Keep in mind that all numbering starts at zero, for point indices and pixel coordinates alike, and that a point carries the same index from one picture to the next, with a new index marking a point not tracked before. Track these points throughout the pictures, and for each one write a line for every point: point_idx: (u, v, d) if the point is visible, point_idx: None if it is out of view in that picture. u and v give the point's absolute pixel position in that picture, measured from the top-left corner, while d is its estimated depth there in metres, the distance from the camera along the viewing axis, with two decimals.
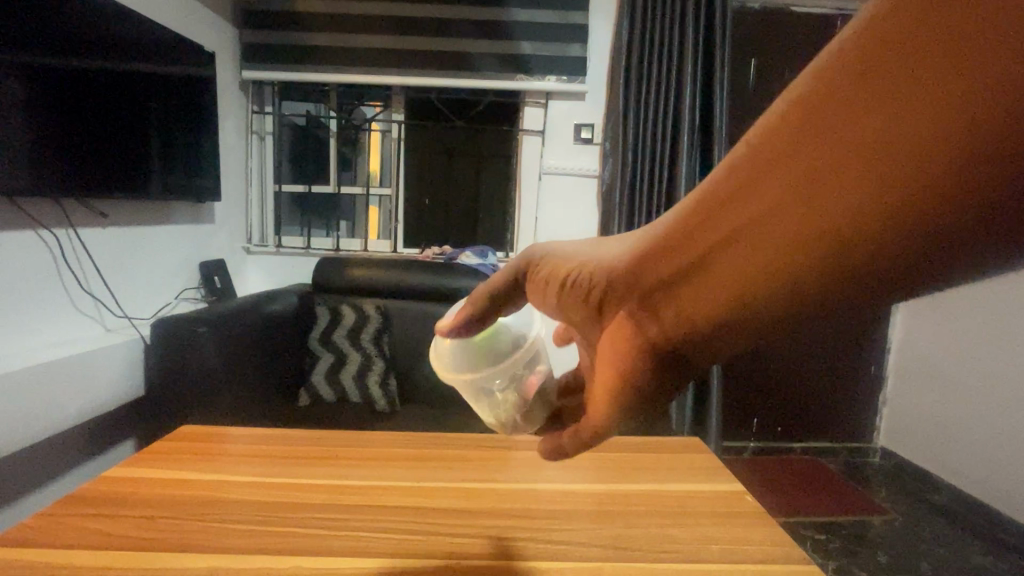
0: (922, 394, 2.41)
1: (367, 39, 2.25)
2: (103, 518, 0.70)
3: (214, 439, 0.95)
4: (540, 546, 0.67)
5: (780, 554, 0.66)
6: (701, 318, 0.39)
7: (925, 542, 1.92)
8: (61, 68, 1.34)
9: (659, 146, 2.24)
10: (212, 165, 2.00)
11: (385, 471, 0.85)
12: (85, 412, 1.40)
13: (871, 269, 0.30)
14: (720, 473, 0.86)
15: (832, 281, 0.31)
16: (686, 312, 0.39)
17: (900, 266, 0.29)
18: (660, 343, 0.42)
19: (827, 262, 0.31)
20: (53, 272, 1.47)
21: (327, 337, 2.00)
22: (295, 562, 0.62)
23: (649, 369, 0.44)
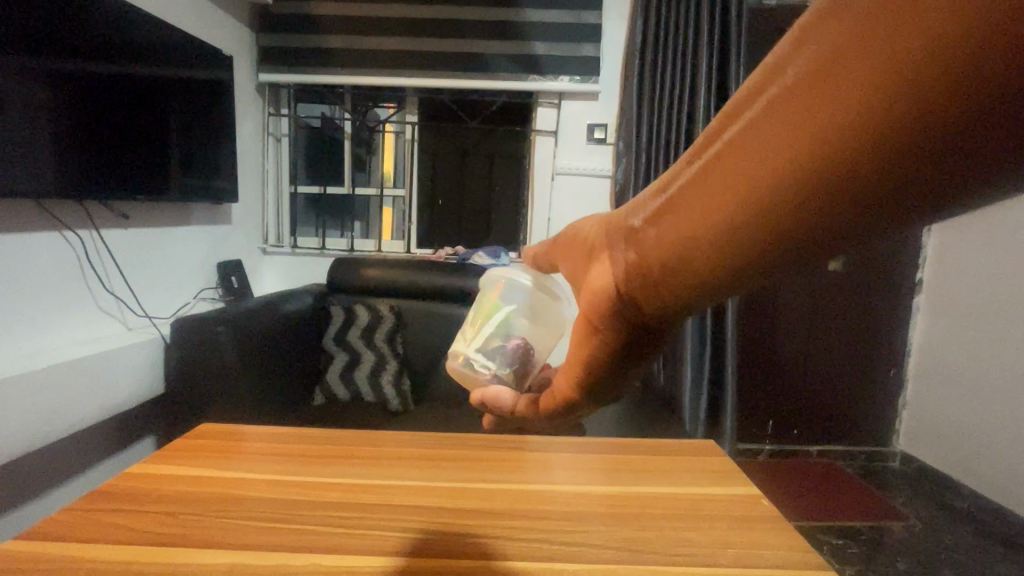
0: (943, 398, 2.36)
1: (382, 41, 2.27)
2: (126, 514, 0.72)
3: (232, 437, 0.96)
4: (554, 547, 0.67)
5: (799, 560, 0.65)
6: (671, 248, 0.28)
7: (946, 549, 1.88)
8: (85, 73, 1.38)
9: (673, 146, 2.22)
10: (230, 167, 2.03)
11: (400, 470, 0.86)
12: (106, 409, 1.43)
13: (879, 164, 0.19)
14: (736, 478, 0.86)
15: (819, 198, 0.22)
16: (645, 255, 0.31)
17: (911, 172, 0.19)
18: (619, 288, 0.34)
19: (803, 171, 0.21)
20: (77, 272, 1.50)
21: (342, 337, 2.02)
22: (313, 560, 0.63)
23: (624, 314, 0.34)
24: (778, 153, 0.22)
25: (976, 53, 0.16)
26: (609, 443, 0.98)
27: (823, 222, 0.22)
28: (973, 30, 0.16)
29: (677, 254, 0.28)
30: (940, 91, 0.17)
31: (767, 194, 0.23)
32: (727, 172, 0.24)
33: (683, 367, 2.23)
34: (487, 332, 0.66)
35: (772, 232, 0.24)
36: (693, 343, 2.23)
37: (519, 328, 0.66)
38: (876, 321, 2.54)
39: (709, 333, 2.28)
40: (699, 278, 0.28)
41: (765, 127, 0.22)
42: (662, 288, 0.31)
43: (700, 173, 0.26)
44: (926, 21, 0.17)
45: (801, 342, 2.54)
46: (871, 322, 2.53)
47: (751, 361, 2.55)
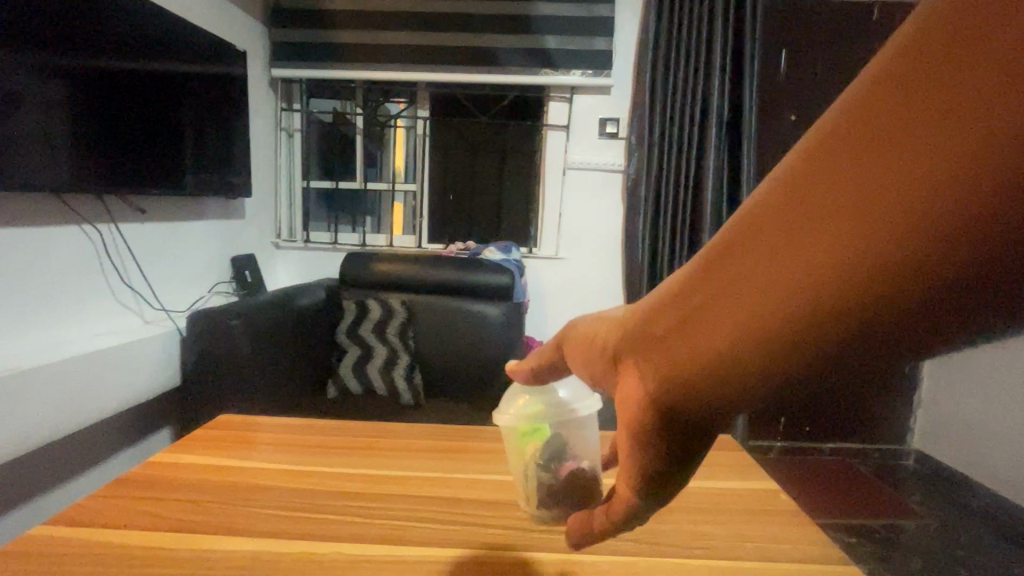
0: (960, 396, 2.33)
1: (393, 36, 2.27)
2: (149, 501, 0.73)
3: (250, 428, 0.97)
4: (573, 539, 0.67)
5: (819, 555, 0.65)
6: (715, 354, 0.30)
7: (961, 548, 1.86)
8: (102, 70, 1.40)
9: (686, 140, 2.20)
10: (244, 162, 2.05)
11: (417, 462, 0.86)
12: (124, 401, 1.46)
13: (918, 274, 0.23)
14: (754, 472, 0.85)
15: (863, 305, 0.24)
16: (683, 361, 0.31)
17: (948, 282, 0.22)
18: (654, 394, 0.33)
19: (847, 281, 0.24)
20: (96, 266, 1.52)
21: (354, 331, 2.01)
22: (333, 548, 0.64)
23: (662, 420, 0.33)
24: (823, 265, 0.25)
25: (1001, 179, 0.20)
26: None
27: (866, 325, 0.25)
28: (993, 158, 0.20)
29: (722, 357, 0.29)
30: (968, 212, 0.21)
31: (815, 300, 0.25)
32: (771, 282, 0.27)
33: None
34: (534, 467, 0.54)
35: (821, 336, 0.26)
36: None
37: (566, 451, 0.54)
38: None
39: None
40: (741, 380, 0.29)
41: (802, 246, 0.26)
42: (701, 391, 0.31)
43: (739, 284, 0.28)
44: (944, 156, 0.22)
45: None
46: None
47: None
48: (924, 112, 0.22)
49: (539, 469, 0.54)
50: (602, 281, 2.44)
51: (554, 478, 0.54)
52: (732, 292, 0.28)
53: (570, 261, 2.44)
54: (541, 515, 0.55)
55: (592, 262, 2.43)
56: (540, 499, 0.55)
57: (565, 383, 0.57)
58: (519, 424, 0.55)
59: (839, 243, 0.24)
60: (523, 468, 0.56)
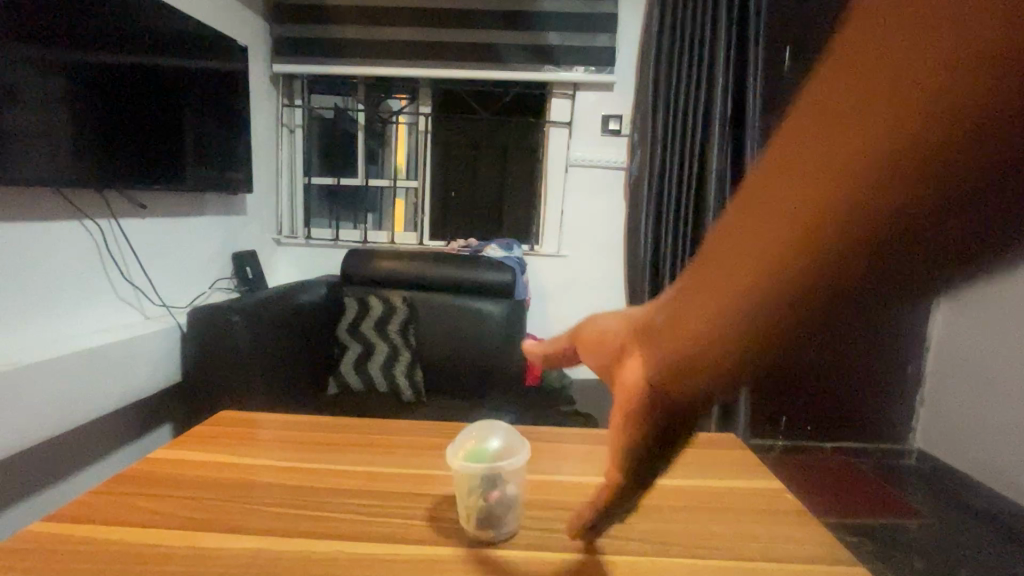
0: (961, 396, 2.32)
1: (395, 32, 2.26)
2: (149, 497, 0.72)
3: (251, 425, 0.97)
4: (576, 538, 0.66)
5: (825, 555, 0.64)
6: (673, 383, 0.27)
7: (963, 548, 1.85)
8: (103, 65, 1.39)
9: (689, 137, 2.19)
10: (245, 158, 2.04)
11: (419, 459, 0.85)
12: (123, 397, 1.45)
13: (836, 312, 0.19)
14: (759, 471, 0.84)
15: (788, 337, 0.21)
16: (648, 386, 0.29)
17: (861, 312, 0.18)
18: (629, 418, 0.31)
19: (766, 315, 0.21)
20: (96, 261, 1.52)
21: (355, 328, 2.01)
22: (335, 546, 0.63)
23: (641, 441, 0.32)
24: (735, 297, 0.21)
25: (921, 200, 0.15)
26: None
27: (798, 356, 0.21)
28: (908, 174, 0.15)
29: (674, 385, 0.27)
30: (876, 235, 0.16)
31: (733, 331, 0.22)
32: (692, 319, 0.24)
33: None
34: (472, 498, 0.65)
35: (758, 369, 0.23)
36: None
37: (501, 485, 0.66)
38: None
39: None
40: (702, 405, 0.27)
41: (711, 282, 0.22)
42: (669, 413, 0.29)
43: (674, 316, 0.25)
44: (852, 169, 0.16)
45: None
46: None
47: None
48: (819, 118, 0.17)
49: (477, 494, 0.65)
50: (604, 278, 2.43)
51: (493, 500, 0.65)
52: (671, 322, 0.26)
53: (572, 258, 2.43)
54: (483, 536, 0.65)
55: (594, 259, 2.42)
56: (482, 519, 0.65)
57: (500, 428, 0.69)
58: (463, 459, 0.65)
59: (743, 277, 0.21)
60: (466, 500, 0.66)
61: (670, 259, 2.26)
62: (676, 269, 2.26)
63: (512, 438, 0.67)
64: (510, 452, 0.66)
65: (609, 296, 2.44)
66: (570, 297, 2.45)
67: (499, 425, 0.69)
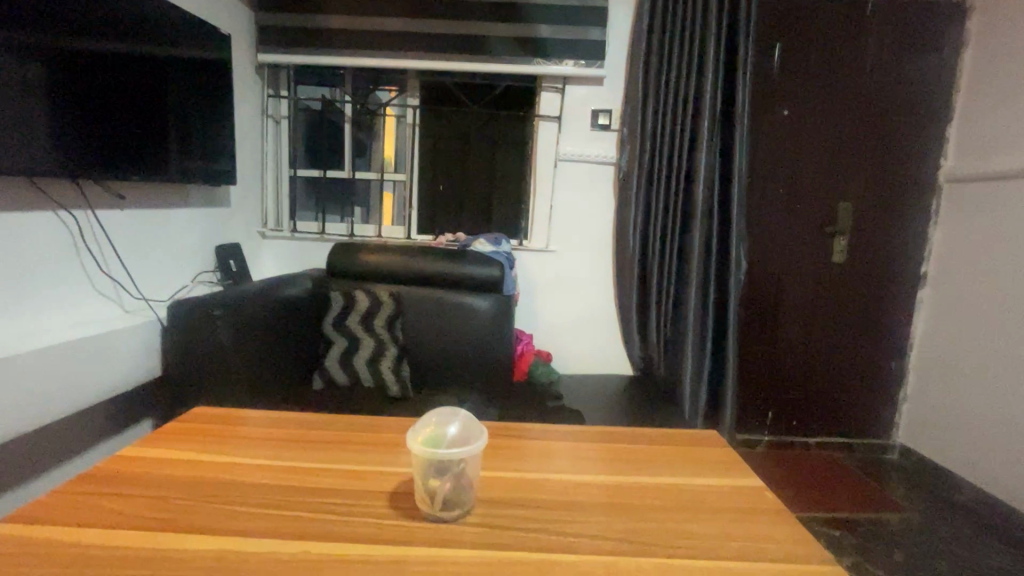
0: (944, 391, 2.34)
1: (382, 22, 2.22)
2: (117, 497, 0.71)
3: (228, 421, 0.95)
4: (552, 537, 0.66)
5: (801, 554, 0.64)
6: None
7: (943, 542, 1.88)
8: (81, 50, 1.34)
9: (678, 133, 2.18)
10: (229, 149, 2.00)
11: (398, 457, 0.84)
12: (100, 392, 1.42)
13: None
14: (740, 469, 0.84)
15: None
16: None
17: None
18: None
19: None
20: (72, 254, 1.48)
21: (341, 322, 1.99)
22: (306, 547, 0.62)
23: None
24: None
25: None
26: (611, 433, 0.96)
27: None
28: None
29: None
30: None
31: None
32: None
33: (684, 356, 2.21)
34: (432, 482, 0.68)
35: None
36: (694, 333, 2.21)
37: (458, 469, 0.69)
38: (881, 313, 2.50)
39: (711, 324, 2.26)
40: None
41: None
42: None
43: None
44: None
45: (804, 334, 2.51)
46: (875, 315, 2.50)
47: (752, 353, 2.53)
48: None
49: (435, 479, 0.68)
50: (593, 274, 2.43)
51: (448, 483, 0.68)
52: None
53: (561, 253, 2.41)
54: (438, 516, 0.68)
55: (583, 254, 2.41)
56: (438, 501, 0.68)
57: (458, 415, 0.71)
58: (421, 445, 0.67)
59: None
60: (423, 483, 0.68)
61: (658, 255, 2.26)
62: (664, 265, 2.26)
63: (469, 425, 0.70)
64: (467, 437, 0.69)
65: (598, 291, 2.44)
66: (558, 292, 2.44)
67: (457, 411, 0.71)
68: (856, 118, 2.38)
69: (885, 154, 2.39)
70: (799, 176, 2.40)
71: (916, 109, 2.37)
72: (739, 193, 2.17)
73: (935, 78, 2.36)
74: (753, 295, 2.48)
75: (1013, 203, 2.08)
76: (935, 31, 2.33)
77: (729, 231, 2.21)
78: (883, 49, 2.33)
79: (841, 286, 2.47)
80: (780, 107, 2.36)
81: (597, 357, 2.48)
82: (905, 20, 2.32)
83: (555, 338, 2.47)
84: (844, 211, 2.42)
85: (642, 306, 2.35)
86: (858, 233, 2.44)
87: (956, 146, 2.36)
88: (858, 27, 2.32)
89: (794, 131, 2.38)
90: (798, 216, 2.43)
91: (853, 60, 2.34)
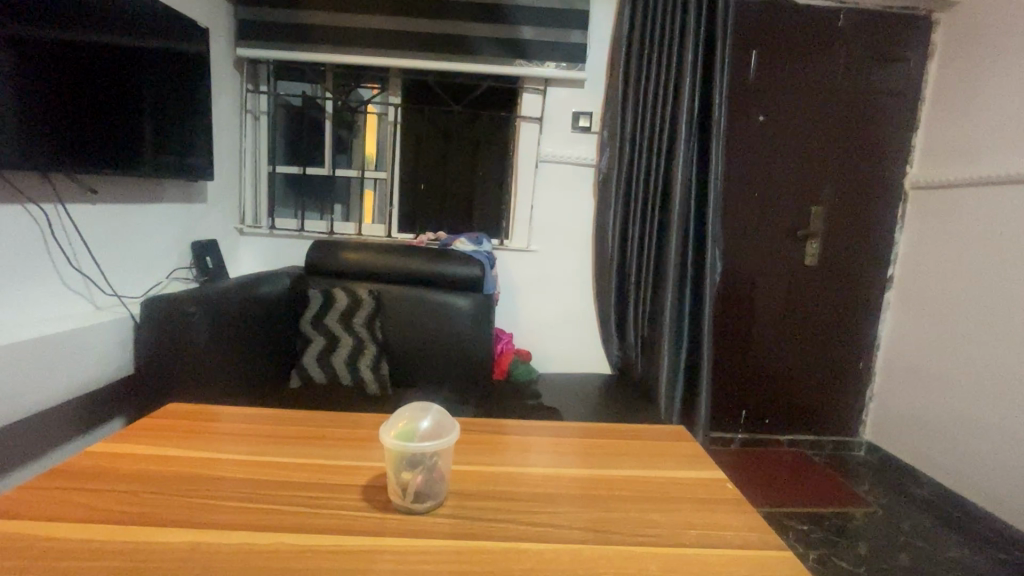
0: (909, 390, 2.43)
1: (364, 20, 2.21)
2: (87, 492, 0.70)
3: (203, 417, 0.95)
4: (521, 526, 0.68)
5: (757, 541, 0.68)
6: None
7: (904, 535, 1.96)
8: (53, 39, 1.31)
9: (656, 137, 2.22)
10: (205, 144, 1.97)
11: (373, 452, 0.85)
12: (70, 389, 1.40)
13: None
14: (705, 462, 0.87)
15: None
16: None
17: None
18: None
19: None
20: (41, 248, 1.44)
21: (319, 320, 1.97)
22: (278, 539, 0.63)
23: None
24: None
25: None
26: (585, 427, 0.99)
27: None
28: None
29: None
30: None
31: None
32: None
33: (660, 355, 2.25)
34: (406, 475, 0.69)
35: None
36: (670, 333, 2.26)
37: (431, 462, 0.70)
38: (850, 314, 2.58)
39: (687, 324, 2.31)
40: None
41: None
42: None
43: None
44: None
45: (776, 334, 2.58)
46: (844, 316, 2.58)
47: (727, 353, 2.59)
48: None
49: (409, 472, 0.69)
50: (573, 274, 2.45)
51: (420, 475, 0.69)
52: None
53: (541, 253, 2.43)
54: (410, 508, 0.70)
55: (563, 255, 2.44)
56: (409, 493, 0.69)
57: (432, 409, 0.73)
58: (393, 438, 0.69)
59: None
60: (395, 475, 0.70)
61: (637, 256, 2.30)
62: (642, 266, 2.30)
63: (442, 420, 0.72)
64: (440, 432, 0.71)
65: (577, 291, 2.46)
66: (538, 291, 2.46)
67: (431, 406, 0.73)
68: (828, 125, 2.45)
69: (855, 160, 2.47)
70: (773, 181, 2.47)
71: (884, 117, 2.46)
72: (715, 197, 2.22)
73: (903, 88, 2.45)
74: (728, 296, 2.54)
75: (974, 208, 2.17)
76: (902, 42, 2.41)
77: (705, 234, 2.26)
78: (854, 59, 2.41)
79: (812, 288, 2.55)
80: (756, 113, 2.43)
81: (575, 356, 2.51)
82: (875, 31, 2.40)
83: (535, 337, 2.49)
84: (815, 215, 2.49)
85: (621, 306, 2.38)
86: (829, 237, 2.51)
87: (922, 154, 2.46)
88: (830, 38, 2.39)
89: (769, 137, 2.44)
90: (771, 220, 2.50)
91: (824, 69, 2.41)
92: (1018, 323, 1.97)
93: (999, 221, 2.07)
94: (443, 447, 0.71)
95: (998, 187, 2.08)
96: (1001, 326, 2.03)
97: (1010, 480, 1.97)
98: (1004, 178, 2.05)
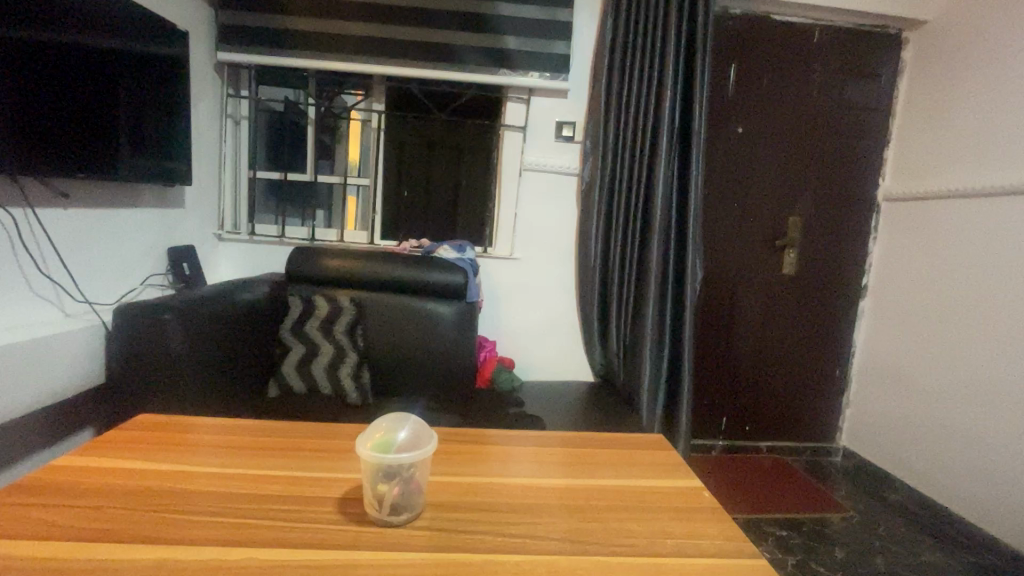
0: (882, 395, 2.49)
1: (346, 25, 2.19)
2: (51, 508, 0.68)
3: (175, 429, 0.92)
4: (500, 538, 0.67)
5: (733, 550, 0.68)
6: None
7: (880, 539, 2.00)
8: (30, 39, 1.29)
9: (640, 146, 2.25)
10: (182, 148, 1.93)
11: (350, 464, 0.84)
12: (42, 396, 1.36)
13: None
14: (682, 472, 0.88)
15: None
16: None
17: None
18: None
19: None
20: (9, 253, 1.40)
21: (299, 329, 1.95)
22: (249, 554, 0.62)
23: None
24: None
25: None
26: (566, 437, 0.99)
27: None
28: None
29: None
30: None
31: None
32: None
33: (641, 362, 2.27)
34: (383, 485, 0.68)
35: None
36: (651, 340, 2.28)
37: (408, 472, 0.69)
38: (828, 322, 2.63)
39: (668, 332, 2.34)
40: None
41: None
42: None
43: None
44: None
45: (755, 341, 2.62)
46: (821, 325, 2.63)
47: (708, 360, 2.62)
48: None
49: (385, 484, 0.68)
50: (557, 281, 2.46)
51: (397, 487, 0.69)
52: None
53: (524, 261, 2.43)
54: (388, 521, 0.69)
55: (546, 262, 2.44)
56: (386, 505, 0.68)
57: (410, 419, 0.73)
58: (371, 450, 0.68)
59: None
60: (372, 487, 0.69)
61: (618, 263, 2.32)
62: (624, 274, 2.32)
63: (417, 433, 0.71)
64: (416, 445, 0.70)
65: (561, 298, 2.47)
66: (522, 299, 2.46)
67: (410, 417, 0.72)
68: (804, 137, 2.51)
69: (831, 172, 2.54)
70: (752, 191, 2.52)
71: (857, 131, 2.53)
72: (694, 206, 2.26)
73: (875, 103, 2.53)
74: (708, 304, 2.57)
75: (944, 221, 2.23)
76: (874, 58, 2.50)
77: (686, 243, 2.29)
78: (827, 74, 2.48)
79: (789, 296, 2.59)
80: (734, 125, 2.48)
81: (558, 363, 2.51)
82: (849, 48, 2.47)
83: (518, 344, 2.49)
84: (793, 225, 2.54)
85: (603, 313, 2.40)
86: (806, 246, 2.57)
87: (893, 167, 2.54)
88: (804, 54, 2.46)
89: (747, 147, 2.49)
90: (751, 229, 2.54)
91: (800, 82, 2.47)
92: (990, 331, 2.02)
93: (968, 234, 2.13)
94: (420, 460, 0.70)
95: (966, 199, 2.15)
96: (971, 330, 2.09)
97: (982, 484, 2.01)
98: (974, 191, 2.11)
